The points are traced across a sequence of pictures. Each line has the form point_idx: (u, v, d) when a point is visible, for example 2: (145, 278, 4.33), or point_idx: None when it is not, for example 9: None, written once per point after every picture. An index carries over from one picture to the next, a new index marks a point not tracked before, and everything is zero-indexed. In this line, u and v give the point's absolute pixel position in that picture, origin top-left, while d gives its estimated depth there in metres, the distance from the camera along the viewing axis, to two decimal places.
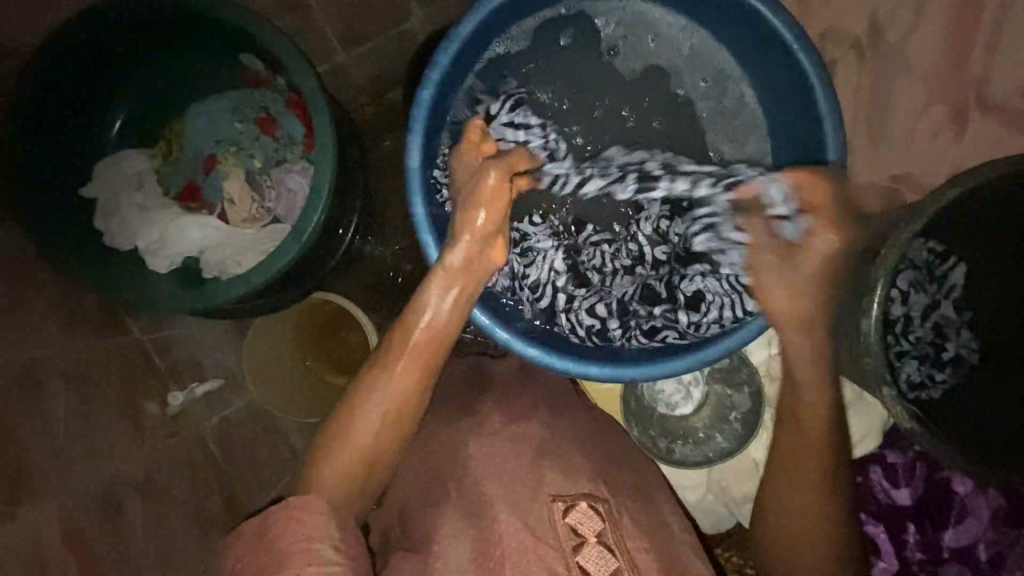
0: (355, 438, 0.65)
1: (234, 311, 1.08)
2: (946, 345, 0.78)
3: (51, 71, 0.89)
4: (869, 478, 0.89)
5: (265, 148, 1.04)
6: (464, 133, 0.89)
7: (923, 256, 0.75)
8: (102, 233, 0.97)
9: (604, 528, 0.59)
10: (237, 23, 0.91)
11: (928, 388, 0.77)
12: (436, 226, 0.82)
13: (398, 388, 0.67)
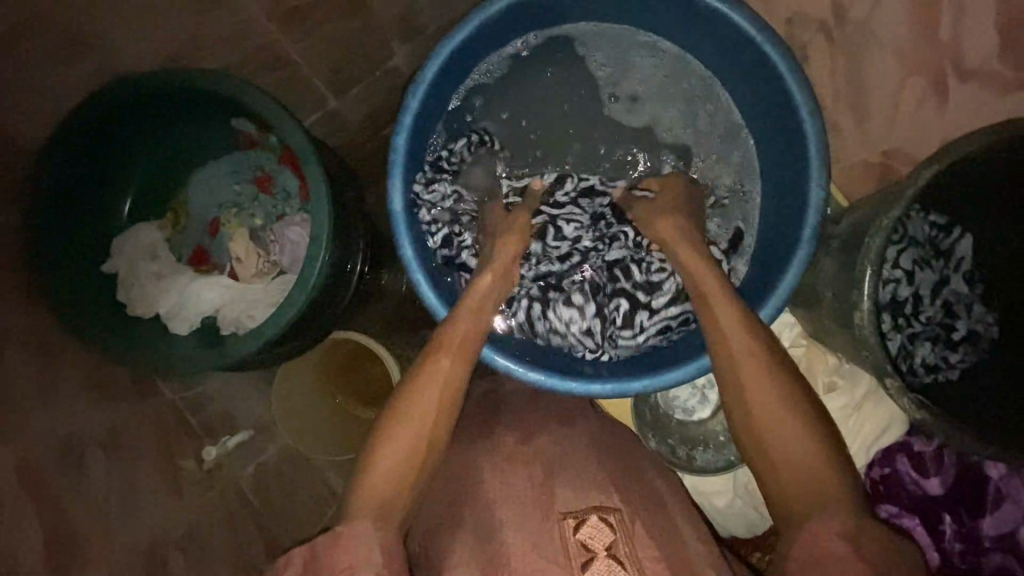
0: (395, 436, 0.66)
1: (255, 363, 1.11)
2: (958, 323, 0.72)
3: (63, 162, 0.95)
4: (897, 468, 0.85)
5: (264, 206, 1.09)
6: (444, 162, 0.89)
7: (922, 229, 0.72)
8: (125, 305, 1.03)
9: (616, 539, 0.56)
10: (224, 92, 0.96)
11: (945, 370, 0.72)
12: (424, 262, 0.84)
13: (450, 374, 0.70)
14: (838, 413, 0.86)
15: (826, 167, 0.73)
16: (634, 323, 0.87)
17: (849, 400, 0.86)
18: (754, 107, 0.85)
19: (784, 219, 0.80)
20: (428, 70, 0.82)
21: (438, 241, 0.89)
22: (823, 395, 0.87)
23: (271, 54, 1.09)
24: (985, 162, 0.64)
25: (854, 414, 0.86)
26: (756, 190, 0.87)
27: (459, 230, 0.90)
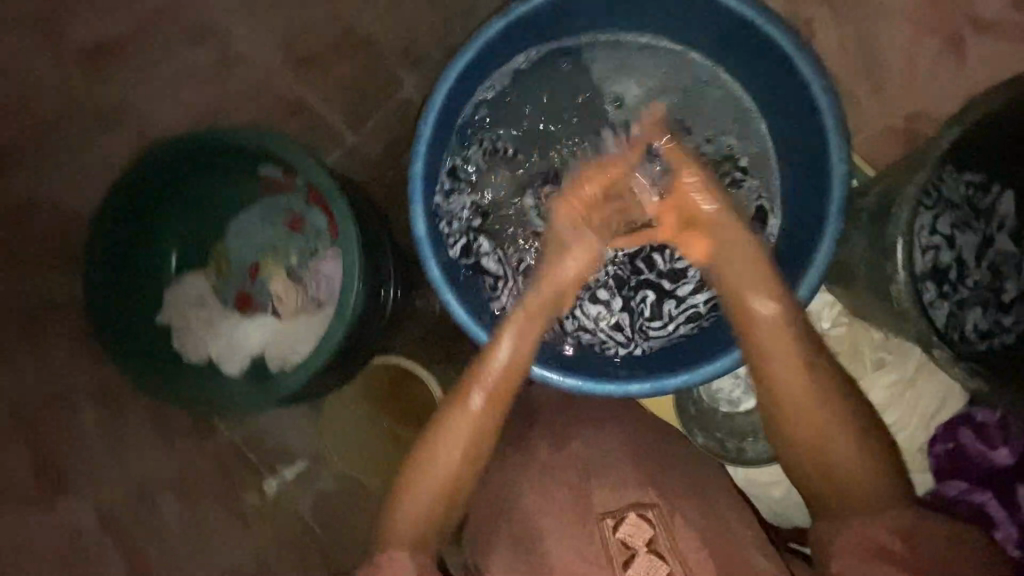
0: (427, 469, 0.69)
1: (304, 396, 1.15)
2: (1006, 286, 0.69)
3: (111, 229, 1.02)
4: (961, 442, 0.84)
5: (297, 244, 1.14)
6: (462, 178, 0.92)
7: (959, 188, 0.69)
8: (181, 352, 1.10)
9: (655, 533, 0.63)
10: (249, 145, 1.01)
11: (999, 336, 0.69)
12: (452, 280, 0.86)
13: (483, 412, 0.70)
14: (890, 389, 0.88)
15: (846, 140, 0.72)
16: (663, 313, 0.88)
17: (900, 375, 0.88)
18: (762, 90, 0.85)
19: (807, 197, 0.80)
20: (437, 95, 0.84)
21: (462, 258, 0.91)
22: (872, 372, 0.88)
23: (286, 101, 1.12)
24: (994, 124, 0.63)
25: (905, 389, 0.87)
26: (776, 172, 0.87)
27: (477, 240, 0.92)
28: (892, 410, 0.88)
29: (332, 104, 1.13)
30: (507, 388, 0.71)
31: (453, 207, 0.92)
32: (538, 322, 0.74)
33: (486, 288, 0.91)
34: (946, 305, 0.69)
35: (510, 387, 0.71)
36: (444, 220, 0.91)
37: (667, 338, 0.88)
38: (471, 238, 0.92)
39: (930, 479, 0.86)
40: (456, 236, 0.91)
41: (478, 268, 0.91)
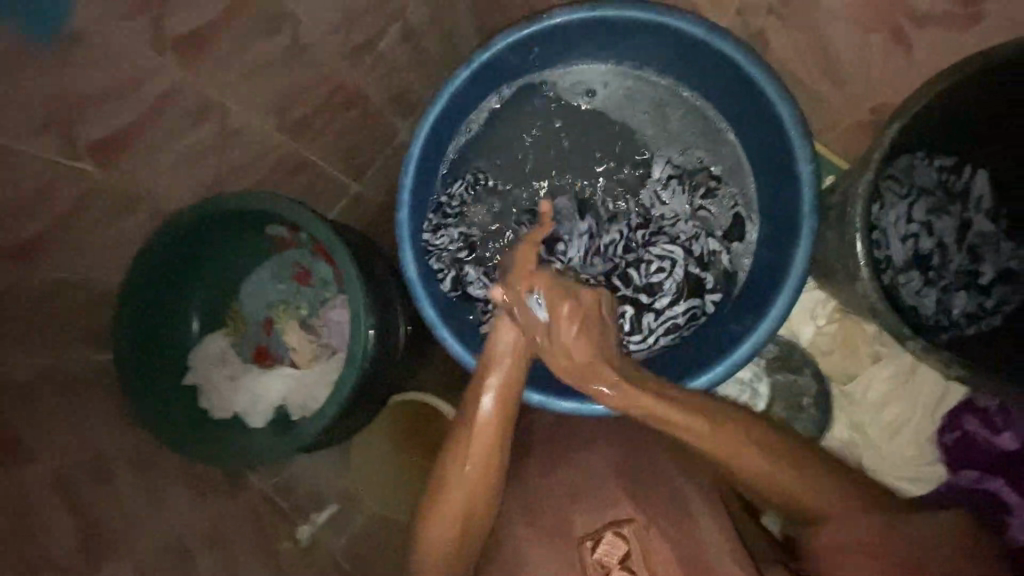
0: (439, 513, 0.77)
1: (326, 441, 1.19)
2: (983, 266, 0.88)
3: (135, 305, 1.08)
4: (966, 430, 0.97)
5: (307, 297, 1.22)
6: (447, 214, 0.97)
7: (932, 173, 0.87)
8: (209, 410, 1.16)
9: (630, 550, 0.65)
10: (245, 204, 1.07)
11: (982, 315, 0.88)
12: (445, 314, 0.92)
13: (481, 452, 0.78)
14: (891, 378, 1.01)
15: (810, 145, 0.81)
16: (642, 327, 0.94)
17: (901, 366, 1.01)
18: (725, 100, 0.92)
19: (784, 197, 0.87)
20: (416, 143, 0.92)
21: (453, 291, 0.96)
22: (871, 365, 1.02)
23: (292, 161, 1.19)
24: (961, 107, 0.78)
25: (907, 377, 1.01)
26: (751, 181, 0.95)
27: (464, 269, 0.96)
28: (895, 401, 1.01)
29: (336, 160, 1.26)
30: (500, 429, 0.80)
31: (440, 241, 0.96)
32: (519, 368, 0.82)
33: (474, 318, 0.96)
34: (929, 290, 0.88)
35: (502, 426, 0.80)
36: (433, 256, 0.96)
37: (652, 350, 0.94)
38: (459, 271, 0.96)
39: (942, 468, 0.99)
40: (444, 272, 0.96)
41: (468, 298, 0.96)
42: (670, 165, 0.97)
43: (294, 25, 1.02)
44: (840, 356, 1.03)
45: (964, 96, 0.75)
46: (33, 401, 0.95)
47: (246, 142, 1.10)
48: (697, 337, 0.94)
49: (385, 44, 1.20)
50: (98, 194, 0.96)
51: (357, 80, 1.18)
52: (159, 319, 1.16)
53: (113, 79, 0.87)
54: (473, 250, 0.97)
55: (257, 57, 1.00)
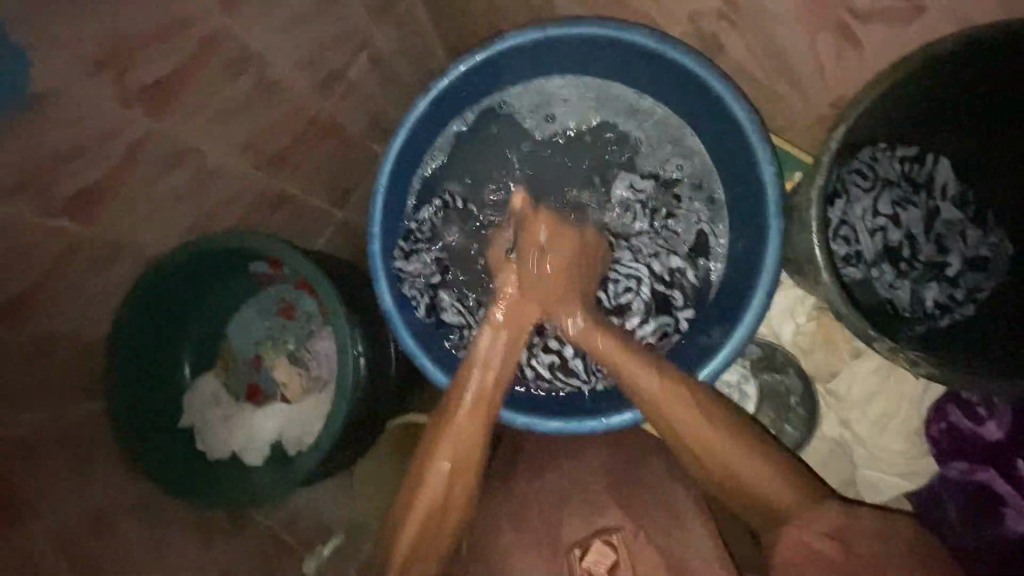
0: (418, 503, 0.83)
1: (327, 472, 1.19)
2: (951, 254, 0.92)
3: (124, 354, 1.08)
4: (951, 421, 0.98)
5: (294, 331, 1.23)
6: (417, 237, 1.03)
7: (895, 165, 0.92)
8: (207, 451, 1.17)
9: (618, 558, 0.70)
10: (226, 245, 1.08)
11: (954, 304, 0.91)
12: (421, 337, 0.97)
13: (465, 436, 0.85)
14: (875, 372, 1.02)
15: (770, 148, 0.84)
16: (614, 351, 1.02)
17: (883, 360, 1.01)
18: (685, 106, 0.95)
19: (749, 199, 0.91)
20: (383, 174, 0.95)
21: (427, 315, 1.02)
22: (851, 361, 1.03)
23: (272, 196, 1.20)
24: (917, 94, 0.79)
25: (890, 372, 1.01)
26: (720, 191, 0.99)
27: (436, 293, 1.03)
28: (880, 395, 1.02)
29: (316, 191, 1.27)
30: (483, 413, 0.87)
31: (411, 263, 1.03)
32: (510, 357, 0.90)
33: (451, 339, 1.02)
34: (901, 282, 0.93)
35: (487, 411, 0.88)
36: (403, 280, 1.02)
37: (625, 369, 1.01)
38: (428, 295, 1.02)
39: (932, 460, 1.01)
40: (417, 295, 1.02)
41: (444, 320, 1.02)
42: (633, 187, 1.02)
43: (262, 66, 1.03)
44: (822, 353, 1.04)
45: (915, 93, 0.79)
46: (33, 463, 0.95)
47: (226, 182, 1.10)
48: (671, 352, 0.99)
49: (355, 73, 1.21)
50: (83, 248, 0.98)
51: (329, 110, 1.20)
52: (152, 363, 1.16)
53: (85, 136, 0.88)
54: (442, 276, 1.04)
55: (227, 100, 1.02)
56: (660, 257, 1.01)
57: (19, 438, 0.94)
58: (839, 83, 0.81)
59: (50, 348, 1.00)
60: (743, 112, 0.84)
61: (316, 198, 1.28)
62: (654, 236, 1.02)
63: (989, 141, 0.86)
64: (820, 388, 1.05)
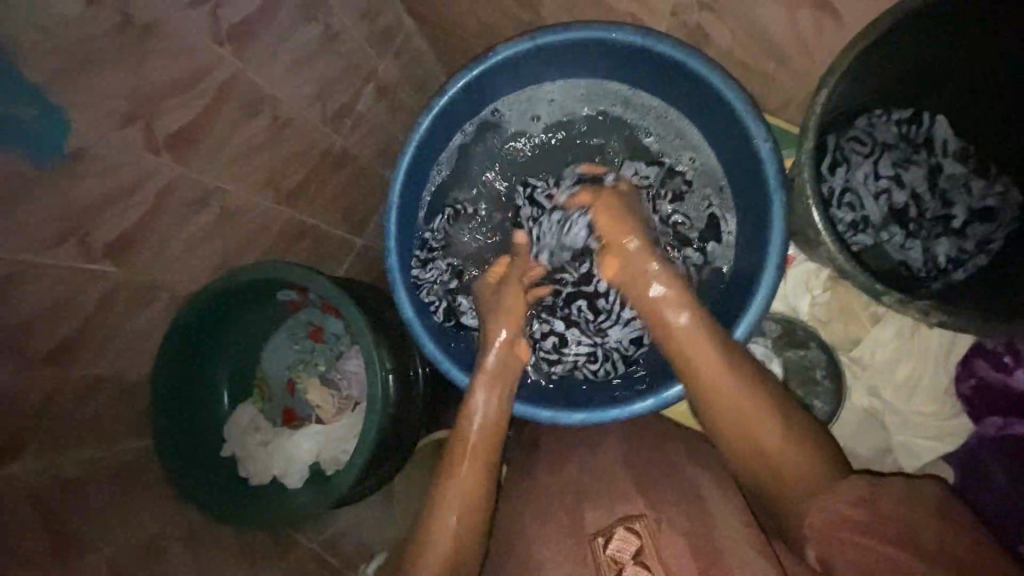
0: (433, 548, 0.77)
1: (366, 490, 1.22)
2: (958, 209, 0.91)
3: (167, 392, 1.13)
4: (980, 375, 0.97)
5: (323, 353, 1.28)
6: (432, 246, 1.08)
7: (891, 128, 0.93)
8: (250, 478, 1.21)
9: (643, 544, 0.69)
10: (246, 279, 1.12)
11: (967, 257, 0.90)
12: (441, 341, 1.01)
13: (471, 478, 0.83)
14: (895, 337, 1.02)
15: (765, 124, 0.86)
16: (620, 321, 1.05)
17: (904, 323, 1.01)
18: (675, 97, 0.99)
19: (748, 179, 0.93)
20: (394, 191, 1.00)
21: (446, 320, 1.05)
22: (872, 327, 1.03)
23: (292, 230, 1.25)
24: (891, 60, 0.82)
25: (912, 333, 1.01)
26: (722, 177, 1.01)
27: (455, 298, 1.06)
28: (904, 358, 1.02)
29: (334, 221, 1.34)
30: (486, 456, 0.86)
31: (428, 271, 1.07)
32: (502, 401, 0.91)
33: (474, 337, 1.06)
34: (912, 242, 0.93)
35: (489, 454, 0.86)
36: (420, 288, 1.06)
37: (626, 330, 1.05)
38: (447, 299, 1.07)
39: (967, 419, 1.00)
40: (436, 302, 1.06)
41: (463, 319, 1.06)
42: (639, 173, 1.04)
43: (274, 106, 1.10)
44: (842, 323, 1.05)
45: (894, 56, 0.81)
46: (82, 497, 1.00)
47: (250, 217, 1.16)
48: None
49: (361, 106, 1.28)
50: (119, 293, 1.02)
51: (341, 144, 1.27)
52: (193, 397, 1.21)
53: (120, 183, 0.93)
54: (460, 281, 1.07)
55: (244, 140, 1.07)
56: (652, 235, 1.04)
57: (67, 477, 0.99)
58: (824, 60, 0.83)
59: (93, 392, 1.04)
60: (732, 94, 0.86)
61: (337, 229, 1.35)
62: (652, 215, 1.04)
63: (980, 97, 0.86)
64: (844, 357, 1.07)
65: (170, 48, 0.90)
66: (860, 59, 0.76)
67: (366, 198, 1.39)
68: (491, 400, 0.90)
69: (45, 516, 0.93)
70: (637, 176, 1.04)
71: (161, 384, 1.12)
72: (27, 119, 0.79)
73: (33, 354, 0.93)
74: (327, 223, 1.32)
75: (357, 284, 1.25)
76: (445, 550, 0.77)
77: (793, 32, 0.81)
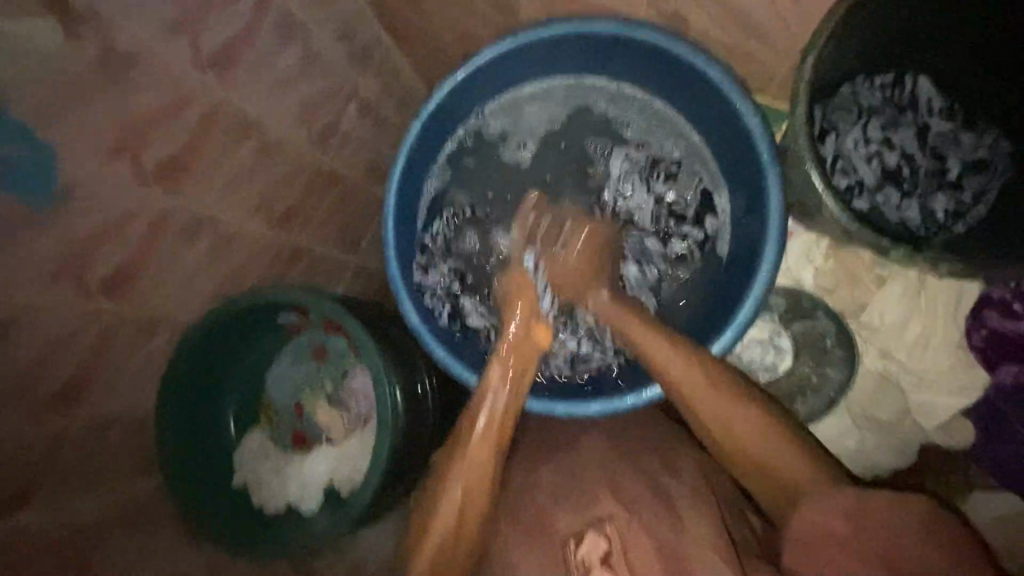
0: (437, 515, 0.84)
1: (381, 510, 1.20)
2: (949, 163, 0.95)
3: (174, 425, 1.11)
4: (991, 326, 1.00)
5: (329, 372, 1.28)
6: (432, 250, 1.08)
7: (875, 93, 0.96)
8: (263, 505, 1.19)
9: (612, 546, 0.72)
10: (240, 308, 1.10)
11: (961, 209, 0.94)
12: (449, 344, 1.01)
13: (479, 458, 0.87)
14: (901, 299, 1.04)
15: (751, 100, 0.87)
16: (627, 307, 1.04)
17: (909, 281, 1.03)
18: (660, 83, 1.00)
19: (740, 156, 0.95)
20: (389, 201, 1.00)
21: (451, 323, 1.05)
22: (879, 290, 1.05)
23: (287, 253, 1.25)
24: (872, 25, 0.85)
25: (919, 289, 1.03)
26: (712, 155, 1.02)
27: (458, 299, 1.06)
28: (913, 321, 1.04)
29: (328, 241, 1.33)
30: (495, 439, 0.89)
31: (429, 276, 1.07)
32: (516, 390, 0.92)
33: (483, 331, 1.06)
34: (909, 201, 0.95)
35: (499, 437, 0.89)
36: (423, 293, 1.06)
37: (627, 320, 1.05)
38: (450, 301, 1.06)
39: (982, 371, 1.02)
40: (439, 306, 1.05)
41: (462, 318, 1.06)
42: (631, 160, 1.05)
43: (261, 130, 1.10)
44: (848, 289, 1.06)
45: (875, 21, 0.85)
46: (95, 541, 0.98)
47: (245, 242, 1.15)
48: (680, 298, 1.04)
49: (346, 124, 1.28)
50: (117, 330, 1.00)
51: (328, 163, 1.26)
52: (200, 429, 1.18)
53: (113, 215, 0.92)
54: (462, 283, 1.07)
55: (234, 165, 1.07)
56: (653, 216, 1.05)
57: (80, 518, 0.97)
58: (806, 33, 0.85)
59: (101, 429, 1.02)
60: (718, 75, 0.88)
61: (332, 248, 1.35)
62: (651, 198, 1.05)
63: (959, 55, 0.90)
64: (852, 323, 1.08)
65: (154, 80, 0.91)
66: (841, 27, 0.79)
67: (359, 216, 1.39)
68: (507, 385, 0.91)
69: (58, 561, 0.91)
70: (633, 163, 1.05)
71: (166, 419, 1.09)
72: (11, 156, 0.77)
73: (36, 398, 0.91)
74: (321, 243, 1.32)
75: (356, 301, 1.23)
76: (446, 520, 0.83)
77: (772, 10, 0.84)
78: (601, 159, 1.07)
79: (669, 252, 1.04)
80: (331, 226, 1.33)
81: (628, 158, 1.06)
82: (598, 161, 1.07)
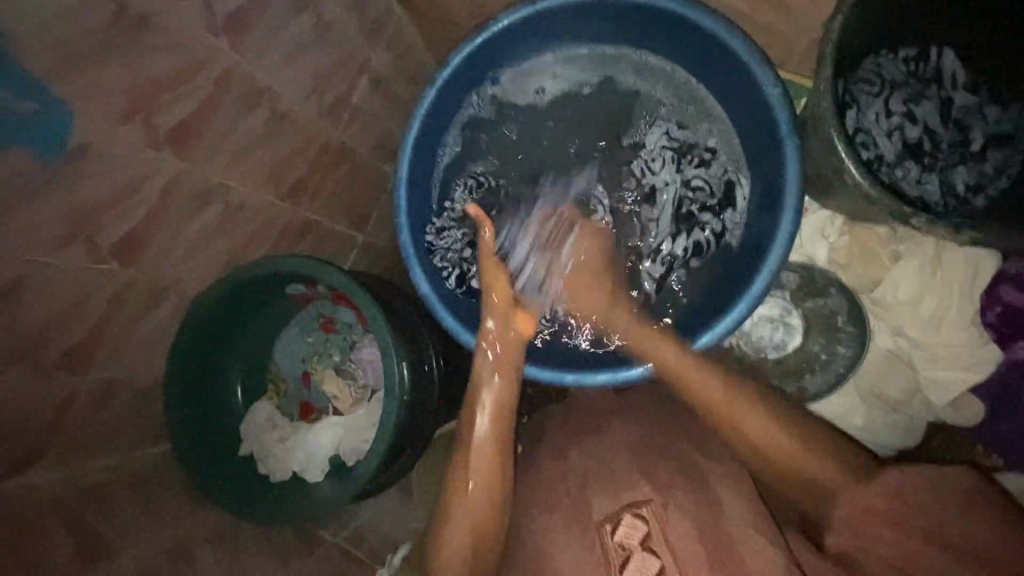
0: (449, 552, 0.81)
1: (386, 482, 1.20)
2: (971, 137, 0.95)
3: (183, 391, 1.12)
4: (1005, 300, 1.00)
5: (337, 343, 1.28)
6: (449, 214, 1.08)
7: (900, 66, 0.96)
8: (270, 474, 1.20)
9: (650, 528, 0.74)
10: (246, 279, 1.10)
11: (982, 184, 0.93)
12: (456, 310, 1.01)
13: (482, 489, 0.84)
14: (919, 275, 1.02)
15: (771, 72, 0.87)
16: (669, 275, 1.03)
17: (924, 261, 1.02)
18: (682, 53, 1.00)
19: (759, 129, 0.95)
20: (403, 168, 1.00)
21: (461, 289, 1.05)
22: (893, 266, 1.04)
23: (298, 225, 1.25)
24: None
25: (934, 268, 1.02)
26: (738, 143, 1.02)
27: (468, 268, 1.07)
28: (928, 294, 1.03)
29: (337, 214, 1.33)
30: (494, 459, 0.86)
31: (443, 242, 1.07)
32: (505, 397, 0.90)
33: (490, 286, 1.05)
34: (928, 175, 0.95)
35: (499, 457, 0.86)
36: (434, 259, 1.06)
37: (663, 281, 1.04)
38: (461, 267, 1.07)
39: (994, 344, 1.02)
40: (450, 273, 1.06)
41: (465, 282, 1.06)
42: (666, 136, 1.05)
43: (273, 97, 1.09)
44: (859, 267, 1.07)
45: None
46: (104, 500, 1.00)
47: (255, 213, 1.15)
48: (697, 276, 1.03)
49: (358, 97, 1.27)
50: (129, 295, 1.01)
51: (339, 137, 1.26)
52: (208, 397, 1.20)
53: (126, 178, 0.92)
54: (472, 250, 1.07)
55: (247, 133, 1.07)
56: (678, 193, 1.04)
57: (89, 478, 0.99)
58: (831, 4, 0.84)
59: (110, 391, 1.03)
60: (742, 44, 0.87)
61: (341, 223, 1.35)
62: (677, 174, 1.04)
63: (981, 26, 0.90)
64: (866, 302, 1.08)
65: (166, 40, 0.89)
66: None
67: (368, 191, 1.39)
68: (501, 409, 0.88)
69: (68, 518, 0.93)
70: (664, 139, 1.05)
71: (173, 385, 1.10)
72: (26, 114, 0.77)
73: (49, 357, 0.92)
74: (331, 217, 1.32)
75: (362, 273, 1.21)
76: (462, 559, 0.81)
77: None
78: (629, 133, 1.06)
79: (693, 232, 1.03)
80: (341, 201, 1.33)
81: (656, 133, 1.05)
82: (622, 135, 1.06)
